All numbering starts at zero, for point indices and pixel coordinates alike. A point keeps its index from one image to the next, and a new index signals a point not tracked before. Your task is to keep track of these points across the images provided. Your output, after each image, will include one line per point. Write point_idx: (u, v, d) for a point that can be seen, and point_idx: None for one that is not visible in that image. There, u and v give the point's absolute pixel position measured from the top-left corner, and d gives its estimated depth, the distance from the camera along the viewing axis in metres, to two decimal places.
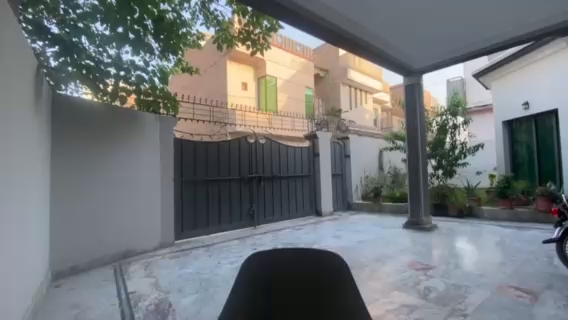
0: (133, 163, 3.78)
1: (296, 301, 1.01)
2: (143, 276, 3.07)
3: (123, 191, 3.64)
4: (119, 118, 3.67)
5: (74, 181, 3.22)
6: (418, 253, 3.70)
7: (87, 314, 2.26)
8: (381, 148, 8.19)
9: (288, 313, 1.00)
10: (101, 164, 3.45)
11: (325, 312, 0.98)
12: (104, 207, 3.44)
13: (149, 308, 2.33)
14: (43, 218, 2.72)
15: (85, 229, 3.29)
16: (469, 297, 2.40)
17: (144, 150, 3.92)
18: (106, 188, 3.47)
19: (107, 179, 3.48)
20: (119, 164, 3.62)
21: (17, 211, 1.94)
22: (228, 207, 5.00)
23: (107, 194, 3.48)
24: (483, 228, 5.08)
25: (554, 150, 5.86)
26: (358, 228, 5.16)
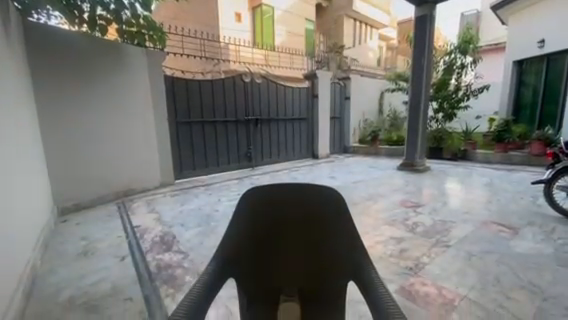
0: (124, 100, 3.61)
1: (295, 231, 1.05)
2: (146, 212, 3.22)
3: (118, 129, 3.57)
4: (102, 50, 3.37)
5: (65, 119, 3.10)
6: (410, 193, 3.86)
7: (97, 245, 2.43)
8: (383, 90, 7.91)
9: (288, 240, 1.05)
10: (91, 102, 3.30)
11: (322, 239, 1.03)
12: (100, 146, 3.42)
13: (155, 240, 2.49)
14: (38, 159, 2.69)
15: (84, 167, 3.31)
16: (453, 230, 2.58)
17: (133, 87, 3.72)
18: (99, 127, 3.39)
19: (98, 117, 3.37)
20: (109, 102, 3.47)
21: (9, 150, 1.90)
22: (226, 148, 5.00)
23: (102, 133, 3.42)
24: (474, 170, 5.23)
25: (559, 92, 5.57)
26: (353, 169, 5.28)
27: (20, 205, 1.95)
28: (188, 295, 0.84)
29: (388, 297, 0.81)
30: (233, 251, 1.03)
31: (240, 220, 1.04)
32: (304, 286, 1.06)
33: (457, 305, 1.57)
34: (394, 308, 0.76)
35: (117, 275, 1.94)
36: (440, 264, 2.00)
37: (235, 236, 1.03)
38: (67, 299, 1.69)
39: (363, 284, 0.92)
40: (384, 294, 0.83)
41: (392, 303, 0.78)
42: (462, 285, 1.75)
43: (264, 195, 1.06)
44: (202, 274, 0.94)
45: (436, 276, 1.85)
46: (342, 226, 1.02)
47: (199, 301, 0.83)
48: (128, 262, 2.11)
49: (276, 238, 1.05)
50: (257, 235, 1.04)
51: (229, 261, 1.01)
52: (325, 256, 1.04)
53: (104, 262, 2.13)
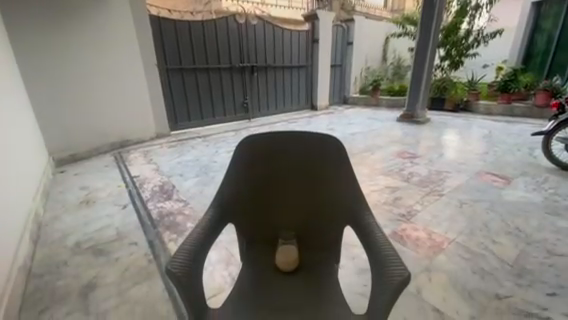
0: (108, 45, 3.34)
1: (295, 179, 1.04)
2: (144, 163, 3.22)
3: (105, 77, 3.38)
4: None
5: (46, 64, 2.95)
6: (408, 144, 3.85)
7: (97, 194, 2.48)
8: (389, 35, 7.34)
9: (288, 188, 1.05)
10: (71, 46, 3.07)
11: (322, 187, 1.03)
12: (88, 94, 3.29)
13: (155, 189, 2.52)
14: (24, 107, 2.61)
15: (74, 116, 3.24)
16: (448, 180, 2.63)
17: (117, 29, 3.39)
18: (84, 74, 3.22)
19: (82, 63, 3.18)
20: (92, 46, 3.22)
21: None
22: (222, 98, 4.81)
23: (88, 80, 3.26)
24: (475, 122, 5.15)
25: None
26: (352, 121, 5.19)
27: (14, 156, 1.93)
28: (188, 238, 0.84)
29: (386, 243, 0.82)
30: (232, 198, 1.02)
31: (239, 168, 1.02)
32: (302, 232, 1.08)
33: (445, 248, 1.67)
34: (391, 254, 0.77)
35: (120, 222, 2.01)
36: (432, 211, 2.07)
37: (233, 183, 1.02)
38: (75, 244, 1.77)
39: (360, 231, 0.93)
40: (381, 240, 0.83)
41: (389, 248, 0.79)
42: (451, 230, 1.83)
43: (263, 142, 1.02)
44: (202, 219, 0.94)
45: (427, 222, 1.93)
46: (343, 174, 1.00)
47: (200, 244, 0.84)
48: (130, 210, 2.17)
49: (275, 186, 1.05)
50: (256, 182, 1.03)
51: (228, 207, 1.01)
52: (324, 203, 1.04)
53: (106, 210, 2.19)
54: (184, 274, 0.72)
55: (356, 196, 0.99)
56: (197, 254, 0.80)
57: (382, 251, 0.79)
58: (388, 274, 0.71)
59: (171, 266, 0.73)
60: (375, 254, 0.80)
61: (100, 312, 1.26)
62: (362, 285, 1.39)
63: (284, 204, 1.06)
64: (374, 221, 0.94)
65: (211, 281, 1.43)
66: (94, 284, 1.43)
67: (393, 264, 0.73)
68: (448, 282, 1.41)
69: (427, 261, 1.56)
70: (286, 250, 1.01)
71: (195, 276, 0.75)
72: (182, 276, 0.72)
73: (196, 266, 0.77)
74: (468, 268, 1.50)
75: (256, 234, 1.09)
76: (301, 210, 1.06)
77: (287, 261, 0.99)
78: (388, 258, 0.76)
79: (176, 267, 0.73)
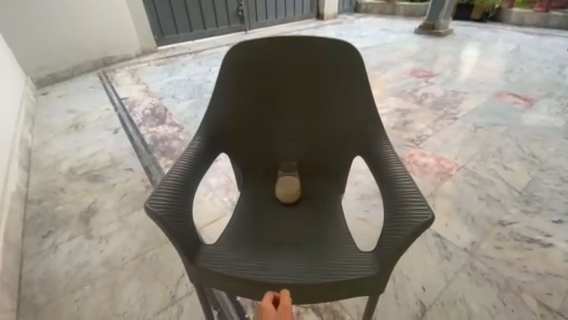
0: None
1: (295, 96, 0.88)
2: (132, 84, 2.93)
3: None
4: None
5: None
6: (424, 61, 3.43)
7: (86, 118, 2.31)
8: None
9: (286, 107, 0.89)
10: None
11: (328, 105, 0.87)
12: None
13: (146, 112, 2.33)
14: None
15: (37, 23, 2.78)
16: (464, 103, 2.39)
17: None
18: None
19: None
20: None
21: None
22: (212, 5, 4.08)
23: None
24: (503, 34, 4.51)
25: None
26: (363, 33, 4.55)
27: None
28: (173, 171, 0.73)
29: (405, 176, 0.70)
30: (222, 123, 0.88)
31: (229, 84, 0.86)
32: (305, 162, 0.96)
33: (454, 174, 1.59)
34: (411, 190, 0.66)
35: (113, 147, 1.90)
36: (444, 136, 1.93)
37: (224, 103, 0.87)
38: (68, 170, 1.71)
39: (373, 161, 0.81)
40: (399, 173, 0.71)
41: (409, 183, 0.68)
42: (462, 156, 1.73)
43: (259, 50, 0.84)
44: (188, 148, 0.81)
45: (438, 147, 1.80)
46: (358, 92, 0.84)
47: (187, 179, 0.73)
48: (122, 135, 2.04)
49: (274, 107, 0.89)
50: (250, 103, 0.88)
51: (218, 134, 0.88)
52: (332, 128, 0.90)
53: (97, 134, 2.06)
54: (169, 216, 0.63)
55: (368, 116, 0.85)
56: (184, 190, 0.70)
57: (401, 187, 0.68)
58: (406, 214, 0.62)
59: (154, 205, 0.63)
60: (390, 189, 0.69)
61: (103, 237, 1.27)
62: (363, 211, 1.36)
63: (284, 130, 0.92)
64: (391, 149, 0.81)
65: (211, 207, 1.40)
66: (94, 210, 1.42)
67: (412, 204, 0.63)
68: (452, 208, 1.38)
69: (433, 187, 1.50)
70: (287, 182, 0.90)
71: (184, 215, 0.66)
72: (167, 215, 0.62)
73: (185, 205, 0.68)
74: (474, 194, 1.45)
75: (252, 165, 0.97)
76: (304, 137, 0.92)
77: (289, 190, 0.90)
78: (405, 195, 0.65)
79: (157, 207, 0.63)
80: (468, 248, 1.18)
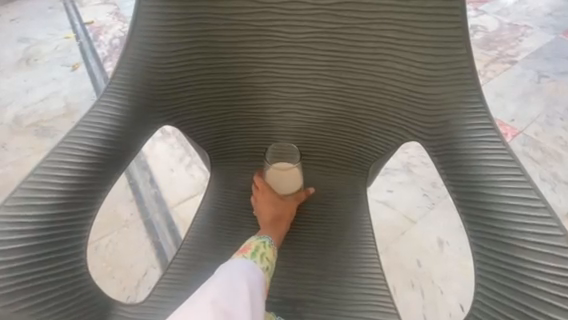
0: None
1: (282, 49, 0.62)
2: (99, 3, 2.30)
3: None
4: None
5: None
6: None
7: (39, 50, 1.83)
8: None
9: (267, 64, 0.63)
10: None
11: (333, 66, 0.62)
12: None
13: (114, 43, 1.83)
14: None
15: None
16: (526, 40, 1.82)
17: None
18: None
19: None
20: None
21: None
22: None
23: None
24: None
25: None
26: None
27: None
28: (52, 184, 0.52)
29: (531, 229, 0.48)
30: (178, 70, 0.62)
31: (189, 4, 0.58)
32: (310, 138, 0.68)
33: (510, 142, 1.20)
34: (543, 253, 0.46)
35: (70, 90, 1.50)
36: (499, 87, 1.46)
37: (181, 44, 0.60)
38: (13, 120, 1.36)
39: (451, 173, 0.55)
40: (522, 221, 0.48)
41: (541, 242, 0.46)
42: (520, 117, 1.30)
43: None
44: (84, 128, 0.57)
45: (489, 103, 1.36)
46: (400, 27, 0.57)
47: (82, 190, 0.53)
48: (82, 73, 1.61)
49: (262, 64, 0.63)
50: (224, 39, 0.61)
51: (164, 93, 0.62)
52: (353, 83, 0.62)
53: (51, 72, 1.63)
54: (34, 285, 0.46)
55: (385, 83, 0.61)
56: (67, 215, 0.52)
57: (517, 245, 0.47)
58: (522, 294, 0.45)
59: None
60: (503, 247, 0.48)
61: None
62: (384, 192, 1.02)
63: (279, 86, 0.64)
64: (447, 138, 0.57)
65: (185, 178, 1.07)
66: None
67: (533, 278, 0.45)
68: None
69: None
70: (277, 176, 0.64)
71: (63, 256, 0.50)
72: (10, 297, 0.44)
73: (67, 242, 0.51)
74: (536, 173, 1.09)
75: (227, 143, 0.70)
76: (300, 113, 0.66)
77: (284, 188, 0.65)
78: (528, 264, 0.46)
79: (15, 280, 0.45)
80: None
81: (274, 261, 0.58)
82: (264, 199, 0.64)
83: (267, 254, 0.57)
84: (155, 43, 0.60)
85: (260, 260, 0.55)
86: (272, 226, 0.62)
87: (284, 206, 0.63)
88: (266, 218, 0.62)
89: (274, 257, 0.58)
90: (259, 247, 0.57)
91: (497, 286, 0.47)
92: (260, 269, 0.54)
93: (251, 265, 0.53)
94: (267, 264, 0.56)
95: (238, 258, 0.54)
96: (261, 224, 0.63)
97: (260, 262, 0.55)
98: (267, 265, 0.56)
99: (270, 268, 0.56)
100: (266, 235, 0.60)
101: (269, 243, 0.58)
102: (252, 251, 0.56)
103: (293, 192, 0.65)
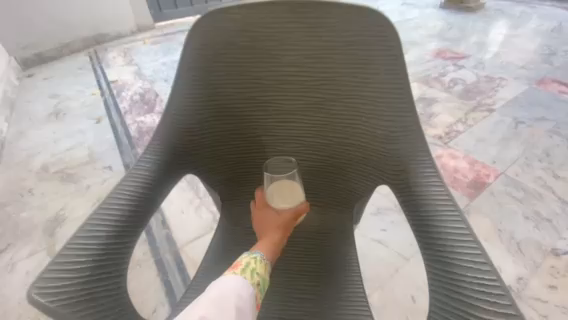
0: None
1: (281, 118, 0.76)
2: (123, 65, 2.64)
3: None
4: None
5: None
6: (451, 40, 3.00)
7: (68, 105, 2.07)
8: None
9: (269, 128, 0.77)
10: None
11: (323, 130, 0.76)
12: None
13: (135, 98, 2.09)
14: None
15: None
16: (501, 91, 2.04)
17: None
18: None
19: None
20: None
21: None
22: None
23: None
24: (540, 10, 3.98)
25: None
26: (382, 8, 4.07)
27: None
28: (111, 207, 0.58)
29: (463, 243, 0.52)
30: (195, 135, 0.75)
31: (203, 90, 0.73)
32: (306, 181, 0.82)
33: (492, 183, 1.31)
34: (470, 264, 0.50)
35: (93, 139, 1.68)
36: (479, 133, 1.62)
37: (198, 117, 0.74)
38: (40, 167, 1.50)
39: (407, 198, 0.64)
40: (457, 236, 0.53)
41: (468, 253, 0.51)
42: (502, 160, 1.43)
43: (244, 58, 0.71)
44: (129, 175, 0.64)
45: (470, 148, 1.51)
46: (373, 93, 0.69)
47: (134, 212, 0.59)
48: (105, 124, 1.82)
49: (265, 129, 0.77)
50: (234, 107, 0.75)
51: (186, 149, 0.74)
52: (339, 142, 0.75)
53: (77, 124, 1.84)
54: (82, 295, 0.47)
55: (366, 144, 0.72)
56: None
57: (452, 253, 0.52)
58: None
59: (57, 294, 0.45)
60: (442, 255, 0.53)
61: None
62: (379, 231, 1.10)
63: (280, 140, 0.78)
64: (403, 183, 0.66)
65: (194, 219, 1.17)
66: (62, 218, 1.20)
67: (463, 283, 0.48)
68: (491, 229, 1.11)
69: (467, 201, 1.22)
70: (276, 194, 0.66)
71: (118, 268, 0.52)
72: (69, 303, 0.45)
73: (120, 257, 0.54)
74: (519, 211, 1.17)
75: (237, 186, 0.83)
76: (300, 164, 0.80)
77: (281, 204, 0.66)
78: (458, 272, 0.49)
79: (56, 297, 0.45)
80: (513, 286, 0.94)
81: (267, 277, 0.54)
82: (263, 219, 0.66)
83: (259, 269, 0.53)
84: (177, 115, 0.73)
85: (251, 275, 0.51)
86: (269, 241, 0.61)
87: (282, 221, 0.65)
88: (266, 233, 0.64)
89: (267, 272, 0.54)
90: (250, 263, 0.53)
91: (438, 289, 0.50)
92: (250, 284, 0.49)
93: (240, 281, 0.48)
94: (258, 280, 0.51)
95: (228, 274, 0.49)
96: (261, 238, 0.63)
97: (251, 279, 0.51)
98: (258, 281, 0.51)
99: (261, 284, 0.52)
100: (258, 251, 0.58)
101: (261, 259, 0.56)
102: (243, 267, 0.52)
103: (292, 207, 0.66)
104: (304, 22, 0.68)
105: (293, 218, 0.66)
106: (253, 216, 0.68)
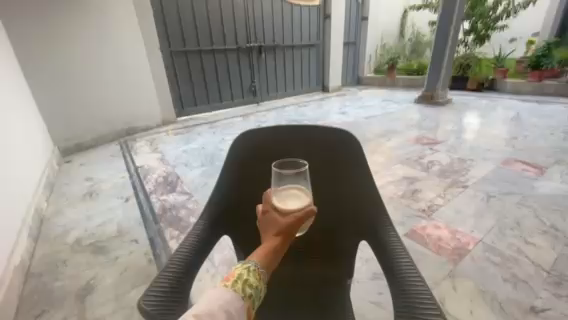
0: (109, 6, 3.12)
1: None
2: (149, 152, 3.11)
3: (109, 44, 3.20)
4: None
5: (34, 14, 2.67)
6: (426, 128, 3.58)
7: (100, 186, 2.39)
8: (407, 7, 6.94)
9: None
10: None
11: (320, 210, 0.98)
12: (86, 64, 3.09)
13: (158, 180, 2.44)
14: (27, 104, 2.53)
15: (66, 88, 3.01)
16: (472, 170, 2.39)
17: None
18: (79, 32, 2.97)
19: (80, 19, 2.95)
20: (91, 6, 3.00)
21: None
22: (229, 81, 4.62)
23: (86, 43, 3.05)
24: (499, 103, 4.79)
25: None
26: (365, 103, 4.92)
27: (11, 152, 1.87)
28: (179, 256, 0.74)
29: (408, 260, 0.74)
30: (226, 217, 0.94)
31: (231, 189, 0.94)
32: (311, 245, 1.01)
33: (472, 249, 1.49)
34: (412, 272, 0.70)
35: (122, 216, 1.93)
36: (456, 206, 1.88)
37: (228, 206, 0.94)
38: (74, 240, 1.70)
39: (374, 241, 0.86)
40: (404, 258, 0.75)
41: (411, 266, 0.72)
42: (478, 228, 1.64)
43: (260, 163, 0.96)
44: (189, 235, 0.82)
45: (450, 219, 1.75)
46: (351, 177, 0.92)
47: (194, 258, 0.75)
48: (133, 203, 2.10)
49: None
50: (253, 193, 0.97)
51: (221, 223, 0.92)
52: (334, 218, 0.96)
53: (108, 202, 2.12)
54: (167, 304, 0.60)
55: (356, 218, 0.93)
56: None
57: (402, 267, 0.72)
58: None
59: (150, 302, 0.59)
60: (396, 271, 0.72)
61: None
62: (376, 293, 1.25)
63: None
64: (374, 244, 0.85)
65: (210, 285, 1.32)
66: (93, 286, 1.35)
67: (410, 284, 0.66)
68: (475, 291, 1.25)
69: (451, 265, 1.39)
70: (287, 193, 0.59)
71: (183, 292, 0.65)
72: (160, 306, 0.59)
73: (185, 285, 0.67)
74: (498, 274, 1.32)
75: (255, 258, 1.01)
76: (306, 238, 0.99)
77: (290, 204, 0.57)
78: (406, 277, 0.69)
79: (151, 302, 0.59)
80: None
81: (263, 288, 0.49)
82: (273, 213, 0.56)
83: (253, 280, 0.47)
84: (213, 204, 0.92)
85: (241, 289, 0.46)
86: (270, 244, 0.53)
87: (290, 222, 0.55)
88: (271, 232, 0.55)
89: (261, 282, 0.48)
90: (244, 272, 0.48)
91: (394, 293, 0.67)
92: (239, 300, 0.45)
93: (227, 299, 0.44)
94: (251, 291, 0.47)
95: (219, 288, 0.45)
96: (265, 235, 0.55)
97: (242, 292, 0.46)
98: (251, 292, 0.47)
99: (254, 296, 0.47)
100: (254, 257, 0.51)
101: (255, 266, 0.49)
102: (235, 277, 0.47)
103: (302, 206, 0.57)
104: (297, 135, 0.97)
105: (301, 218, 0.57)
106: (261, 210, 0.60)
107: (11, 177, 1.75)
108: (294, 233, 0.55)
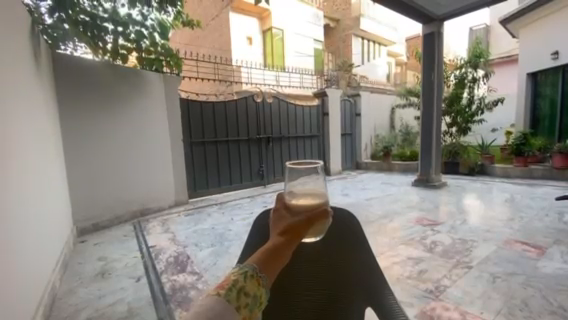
0: (147, 106, 3.83)
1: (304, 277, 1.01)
2: (161, 232, 3.24)
3: (140, 135, 3.74)
4: (131, 80, 3.65)
5: (89, 111, 3.25)
6: (426, 209, 3.77)
7: (113, 265, 2.46)
8: (394, 106, 8.08)
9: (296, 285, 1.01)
10: (116, 98, 3.49)
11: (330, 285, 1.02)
12: (120, 150, 3.53)
13: (170, 260, 2.51)
14: (61, 187, 2.80)
15: (98, 171, 3.33)
16: (474, 250, 2.47)
17: (156, 90, 3.94)
18: (120, 124, 3.54)
19: (123, 115, 3.56)
20: (134, 106, 3.67)
21: (36, 183, 2.02)
22: (239, 166, 5.08)
23: (124, 133, 3.57)
24: (493, 185, 5.09)
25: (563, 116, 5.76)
26: (365, 186, 5.25)
27: (43, 230, 2.04)
28: None
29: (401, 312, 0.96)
30: None
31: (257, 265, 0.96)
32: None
33: None
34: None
35: (133, 295, 1.96)
36: (463, 287, 1.90)
37: None
38: None
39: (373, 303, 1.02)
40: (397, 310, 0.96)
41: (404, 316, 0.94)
42: (487, 309, 1.65)
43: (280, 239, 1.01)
44: None
45: (458, 299, 1.77)
46: (365, 254, 1.05)
47: None
48: (144, 283, 2.14)
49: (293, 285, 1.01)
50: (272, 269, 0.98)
51: None
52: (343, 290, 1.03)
53: (120, 282, 2.16)
54: None
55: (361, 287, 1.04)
56: None
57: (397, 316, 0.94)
58: None
59: None
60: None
61: None
62: None
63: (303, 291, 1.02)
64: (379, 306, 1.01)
65: None
66: None
67: None
68: None
69: None
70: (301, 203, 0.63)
71: None
72: None
73: None
74: None
75: None
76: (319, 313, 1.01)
77: (299, 211, 0.62)
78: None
79: None
80: None
81: (262, 294, 0.50)
82: (282, 221, 0.61)
83: (247, 288, 0.48)
84: None
85: (235, 296, 0.46)
86: (271, 260, 0.53)
87: (295, 234, 0.58)
88: (278, 242, 0.56)
89: (257, 288, 0.49)
90: (240, 278, 0.49)
91: None
92: (232, 311, 0.45)
93: (221, 303, 0.44)
94: (247, 301, 0.47)
95: (212, 295, 0.46)
96: (272, 237, 0.58)
97: (236, 302, 0.46)
98: (248, 301, 0.47)
99: (249, 305, 0.47)
100: (252, 264, 0.52)
101: (252, 273, 0.50)
102: (230, 285, 0.48)
103: (307, 212, 0.61)
104: None
105: (308, 221, 0.60)
106: (272, 220, 0.63)
107: (38, 253, 1.87)
108: (300, 235, 0.58)
